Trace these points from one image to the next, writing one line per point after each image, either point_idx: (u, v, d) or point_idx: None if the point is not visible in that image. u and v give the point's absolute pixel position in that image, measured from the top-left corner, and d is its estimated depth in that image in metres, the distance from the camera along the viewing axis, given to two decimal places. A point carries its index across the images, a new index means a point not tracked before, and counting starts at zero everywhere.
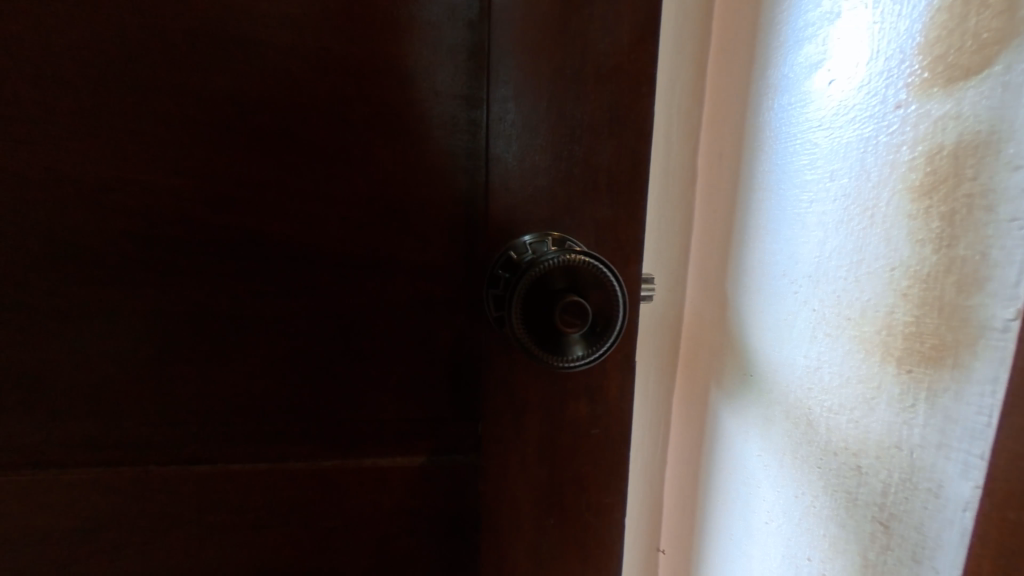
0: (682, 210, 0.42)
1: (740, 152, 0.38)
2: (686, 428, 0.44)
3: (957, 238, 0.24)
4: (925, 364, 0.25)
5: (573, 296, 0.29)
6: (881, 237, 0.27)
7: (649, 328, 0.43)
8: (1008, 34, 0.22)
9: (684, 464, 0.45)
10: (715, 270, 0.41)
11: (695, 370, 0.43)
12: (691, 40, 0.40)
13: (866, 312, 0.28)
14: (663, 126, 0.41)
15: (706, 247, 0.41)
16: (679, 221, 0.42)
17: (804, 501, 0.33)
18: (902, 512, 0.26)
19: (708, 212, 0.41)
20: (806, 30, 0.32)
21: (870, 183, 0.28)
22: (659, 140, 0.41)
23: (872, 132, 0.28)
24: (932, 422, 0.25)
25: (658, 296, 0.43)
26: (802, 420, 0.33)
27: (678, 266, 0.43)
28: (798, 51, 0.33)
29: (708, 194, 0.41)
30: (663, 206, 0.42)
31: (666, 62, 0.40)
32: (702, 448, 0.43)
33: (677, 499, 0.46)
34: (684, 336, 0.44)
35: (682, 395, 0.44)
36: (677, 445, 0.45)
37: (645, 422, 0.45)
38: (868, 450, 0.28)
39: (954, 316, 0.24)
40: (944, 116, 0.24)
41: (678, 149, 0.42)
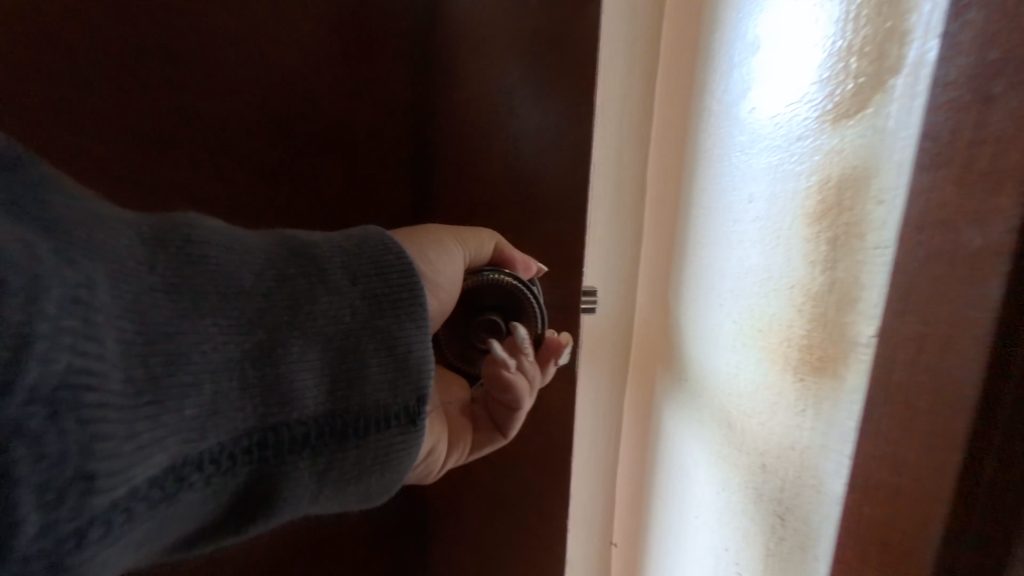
0: (633, 222, 0.44)
1: (683, 170, 0.41)
2: (635, 427, 0.47)
3: (838, 261, 0.26)
4: (813, 373, 0.28)
5: (491, 315, 0.32)
6: (785, 256, 0.30)
7: (601, 334, 0.46)
8: (881, 81, 0.24)
9: (634, 463, 0.48)
10: (661, 279, 0.43)
11: (645, 374, 0.45)
12: (641, 62, 0.42)
13: (772, 324, 0.31)
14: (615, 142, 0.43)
15: (653, 258, 0.44)
16: (630, 233, 0.44)
17: (724, 496, 0.36)
18: (795, 507, 0.29)
19: (657, 226, 0.43)
20: (735, 61, 0.35)
21: (778, 207, 0.31)
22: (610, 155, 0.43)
23: (781, 160, 0.31)
24: (817, 425, 0.27)
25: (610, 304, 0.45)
26: (724, 421, 0.36)
27: (629, 276, 0.45)
28: (727, 80, 0.36)
29: (656, 209, 0.43)
30: (614, 218, 0.44)
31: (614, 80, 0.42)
32: (649, 446, 0.46)
33: (627, 496, 0.49)
34: (636, 342, 0.46)
35: (633, 397, 0.47)
36: (628, 444, 0.48)
37: (598, 424, 0.47)
38: (771, 450, 0.31)
39: (835, 331, 0.26)
40: (832, 150, 0.27)
41: (629, 163, 0.44)
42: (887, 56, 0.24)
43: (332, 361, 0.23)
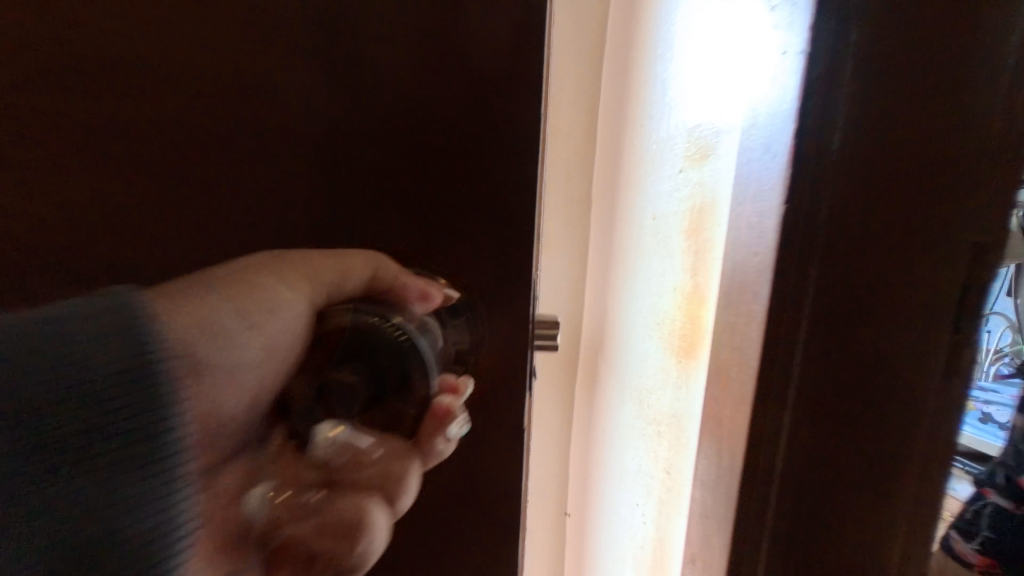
0: (579, 232, 0.50)
1: (620, 188, 0.48)
2: (584, 412, 0.53)
3: (697, 272, 0.35)
4: (684, 356, 0.36)
5: (349, 368, 0.26)
6: (671, 266, 0.38)
7: (551, 331, 0.51)
8: (717, 140, 0.34)
9: (582, 444, 0.54)
10: (602, 281, 0.50)
11: (591, 364, 0.52)
12: (585, 90, 0.48)
13: (663, 318, 0.40)
14: (563, 162, 0.48)
15: (598, 263, 0.50)
16: (577, 242, 0.50)
17: (638, 460, 0.44)
18: (674, 461, 0.37)
19: (600, 236, 0.49)
20: (655, 101, 0.43)
21: (668, 227, 0.40)
22: (558, 172, 0.48)
23: (670, 190, 0.39)
24: (685, 395, 0.36)
25: (561, 304, 0.51)
26: (637, 398, 0.44)
27: (577, 280, 0.50)
28: (652, 114, 0.43)
29: (600, 220, 0.49)
30: (563, 229, 0.49)
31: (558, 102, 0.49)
32: (593, 425, 0.53)
33: (580, 473, 0.55)
34: (585, 338, 0.52)
35: (583, 387, 0.53)
36: (577, 429, 0.54)
37: (552, 411, 0.53)
38: (662, 418, 0.39)
39: (695, 322, 0.35)
40: (697, 187, 0.36)
41: (577, 180, 0.49)
42: (723, 120, 0.33)
43: (108, 494, 0.19)
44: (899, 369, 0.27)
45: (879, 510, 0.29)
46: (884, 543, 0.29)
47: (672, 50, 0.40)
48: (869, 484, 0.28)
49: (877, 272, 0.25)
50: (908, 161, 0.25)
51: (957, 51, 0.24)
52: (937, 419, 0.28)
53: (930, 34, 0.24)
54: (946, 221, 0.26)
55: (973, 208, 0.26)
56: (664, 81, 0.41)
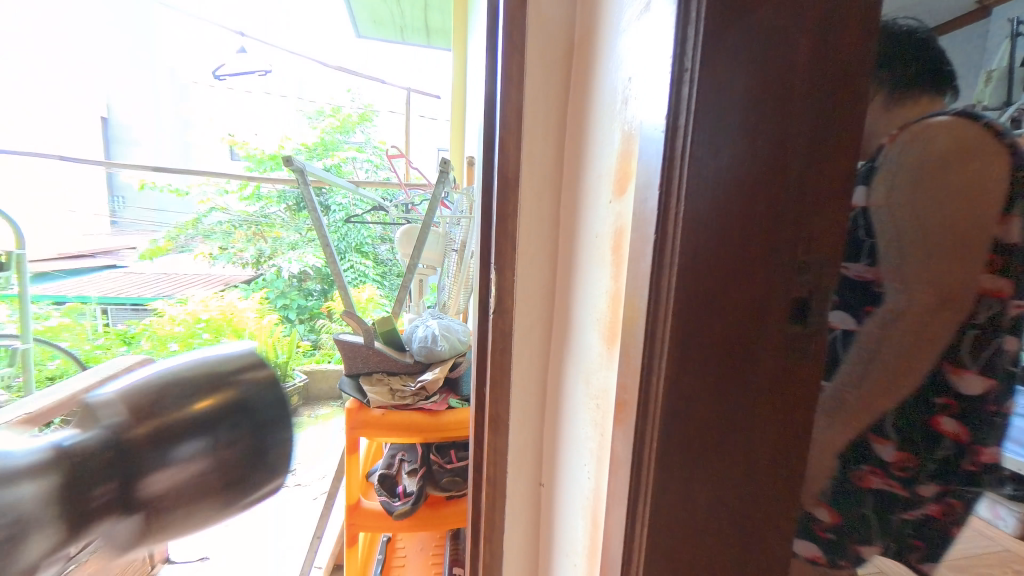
0: (546, 245, 0.67)
1: (578, 211, 0.61)
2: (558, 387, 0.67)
3: (617, 276, 0.47)
4: (609, 338, 0.48)
5: None
6: (603, 272, 0.50)
7: (528, 320, 0.68)
8: (629, 181, 0.47)
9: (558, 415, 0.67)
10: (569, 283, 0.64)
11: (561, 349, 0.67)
12: (546, 140, 0.65)
13: (598, 312, 0.51)
14: (533, 193, 0.66)
15: (566, 268, 0.65)
16: (546, 253, 0.67)
17: (585, 428, 0.54)
18: (604, 421, 0.49)
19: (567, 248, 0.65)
20: (596, 144, 0.56)
21: (601, 242, 0.52)
22: (531, 202, 0.66)
23: (603, 214, 0.52)
24: (610, 368, 0.48)
25: (535, 300, 0.68)
26: (584, 377, 0.55)
27: (546, 281, 0.68)
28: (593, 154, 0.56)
29: (566, 236, 0.65)
30: (533, 243, 0.67)
31: (538, 147, 0.65)
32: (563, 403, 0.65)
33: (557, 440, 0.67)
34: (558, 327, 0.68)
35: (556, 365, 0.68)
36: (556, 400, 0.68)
37: (529, 381, 0.70)
38: (598, 389, 0.51)
39: (615, 313, 0.47)
40: (617, 213, 0.49)
41: (544, 206, 0.66)
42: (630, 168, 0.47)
43: None
44: (750, 339, 0.39)
45: (742, 441, 0.41)
46: (746, 463, 0.41)
47: (606, 110, 0.53)
48: (733, 420, 0.40)
49: (731, 274, 0.38)
50: (752, 195, 0.37)
51: (773, 130, 0.37)
52: (774, 376, 0.40)
53: (746, 113, 0.36)
54: (773, 240, 0.38)
55: (786, 234, 0.38)
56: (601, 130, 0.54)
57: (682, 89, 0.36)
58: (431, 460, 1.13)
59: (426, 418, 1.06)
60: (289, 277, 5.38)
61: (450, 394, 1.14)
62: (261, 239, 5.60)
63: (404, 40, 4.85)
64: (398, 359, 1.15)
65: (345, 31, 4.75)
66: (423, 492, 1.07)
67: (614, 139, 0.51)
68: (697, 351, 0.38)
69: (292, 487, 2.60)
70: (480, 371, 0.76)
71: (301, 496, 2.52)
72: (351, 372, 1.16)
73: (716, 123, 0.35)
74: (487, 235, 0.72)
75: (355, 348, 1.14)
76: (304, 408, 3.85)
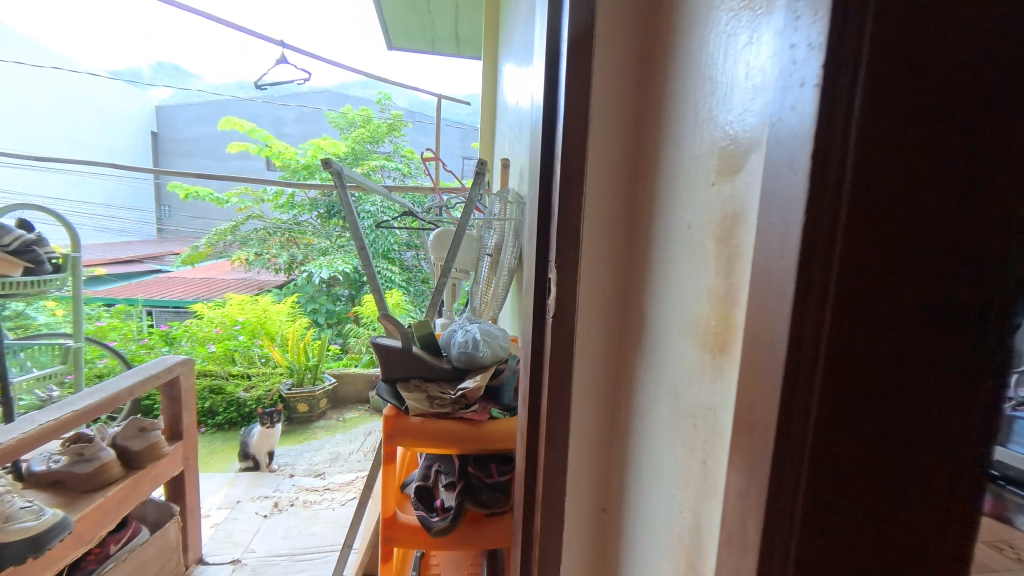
0: (607, 240, 0.61)
1: (657, 201, 0.53)
2: (629, 402, 0.59)
3: (728, 274, 0.38)
4: (717, 352, 0.39)
5: None
6: (705, 270, 0.41)
7: (589, 322, 0.62)
8: (741, 157, 0.37)
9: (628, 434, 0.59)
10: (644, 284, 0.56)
11: (631, 357, 0.59)
12: (609, 123, 0.59)
13: (696, 318, 0.42)
14: (595, 184, 0.60)
15: (640, 267, 0.57)
16: (609, 248, 0.61)
17: (675, 454, 0.46)
18: (710, 452, 0.40)
19: (642, 244, 0.57)
20: (687, 118, 0.47)
21: (700, 236, 0.42)
22: (592, 191, 0.60)
23: (702, 200, 0.42)
24: (719, 389, 0.38)
25: (596, 300, 0.62)
26: (672, 394, 0.47)
27: (607, 279, 0.61)
28: (683, 131, 0.47)
29: (641, 231, 0.57)
30: (593, 238, 0.61)
31: (602, 140, 0.59)
32: (636, 420, 0.57)
33: (626, 463, 0.60)
34: (630, 334, 0.60)
35: (626, 377, 0.60)
36: (625, 417, 0.60)
37: (588, 389, 0.64)
38: (697, 412, 0.42)
39: (725, 321, 0.38)
40: (724, 198, 0.39)
41: (607, 197, 0.60)
42: (745, 141, 0.37)
43: None
44: (937, 360, 0.29)
45: (914, 492, 0.31)
46: (926, 524, 0.31)
47: (704, 75, 0.44)
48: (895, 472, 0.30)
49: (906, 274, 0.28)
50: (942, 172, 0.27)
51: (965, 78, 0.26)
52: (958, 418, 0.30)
53: (943, 55, 0.26)
54: (981, 223, 0.27)
55: (1000, 213, 0.28)
56: (697, 101, 0.45)
57: (850, 24, 0.26)
58: (470, 474, 1.06)
59: (466, 429, 1.00)
60: (320, 282, 5.49)
61: (490, 404, 1.07)
62: (295, 244, 5.76)
63: (434, 50, 4.90)
64: (436, 365, 1.09)
65: (378, 43, 4.85)
66: (461, 508, 1.00)
67: (722, 103, 0.41)
68: (856, 381, 0.29)
69: (320, 493, 2.58)
70: (534, 383, 0.69)
71: (329, 501, 2.50)
72: (387, 377, 1.11)
73: (886, 76, 0.26)
74: (545, 232, 0.66)
75: (393, 353, 1.10)
76: (332, 412, 3.88)
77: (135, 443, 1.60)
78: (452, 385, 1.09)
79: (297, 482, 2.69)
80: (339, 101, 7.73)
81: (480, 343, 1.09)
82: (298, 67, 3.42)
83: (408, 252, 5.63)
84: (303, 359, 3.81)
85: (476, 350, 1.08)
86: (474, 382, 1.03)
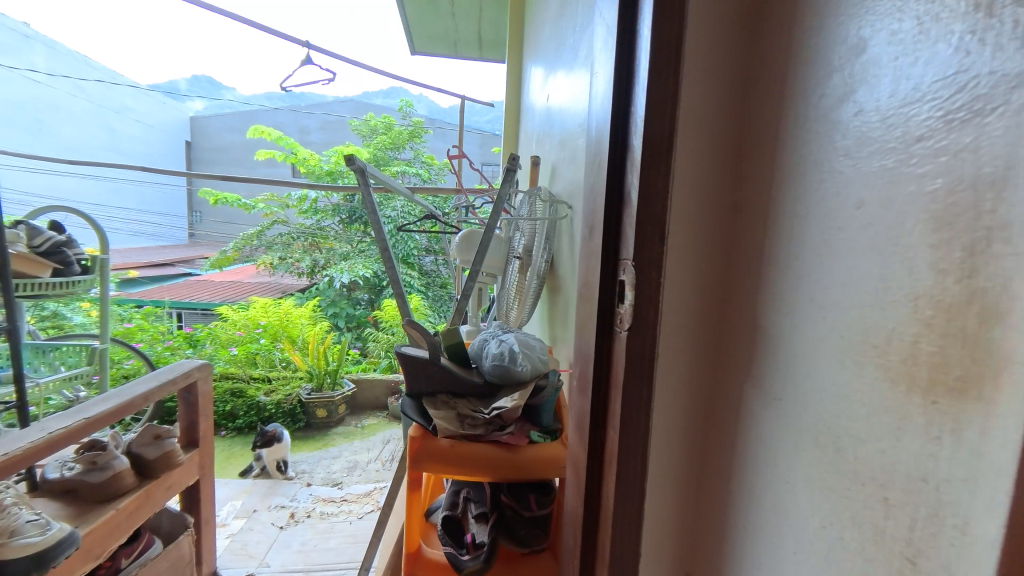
0: (699, 226, 0.47)
1: (784, 177, 0.40)
2: (727, 438, 0.46)
3: (977, 271, 0.24)
4: (951, 397, 0.25)
5: None
6: (909, 267, 0.27)
7: (673, 331, 0.49)
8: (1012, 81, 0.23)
9: (727, 479, 0.46)
10: (755, 286, 0.43)
11: (733, 381, 0.46)
12: (706, 75, 0.46)
13: (891, 338, 0.28)
14: (687, 154, 0.47)
15: (749, 264, 0.44)
16: (701, 237, 0.48)
17: (833, 531, 0.33)
18: (929, 550, 0.26)
19: (751, 235, 0.44)
20: (852, 52, 0.33)
21: (896, 214, 0.28)
22: (681, 164, 0.47)
23: (898, 160, 0.28)
24: (959, 457, 0.24)
25: (682, 303, 0.48)
26: (829, 444, 0.33)
27: (696, 277, 0.48)
28: (841, 74, 0.34)
29: (749, 217, 0.44)
30: (682, 223, 0.47)
31: (698, 104, 0.46)
32: (742, 463, 0.44)
33: (723, 515, 0.47)
34: (729, 351, 0.46)
35: (724, 405, 0.47)
36: (720, 456, 0.47)
37: (667, 416, 0.50)
38: (895, 480, 0.28)
39: (976, 349, 0.24)
40: (961, 151, 0.25)
41: (701, 171, 0.47)
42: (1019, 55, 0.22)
43: None
44: None
45: None
46: None
47: None
48: None
49: None
50: None
51: None
52: None
53: None
54: None
55: None
56: (870, 25, 0.32)
57: None
58: (504, 505, 0.93)
59: (501, 454, 0.87)
60: (341, 287, 5.49)
61: (527, 425, 0.94)
62: (318, 249, 5.81)
63: (457, 54, 4.89)
64: (467, 379, 0.97)
65: (401, 48, 4.87)
66: (495, 545, 0.87)
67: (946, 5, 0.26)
68: None
69: (338, 504, 2.49)
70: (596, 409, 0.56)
71: (346, 513, 2.40)
72: (411, 392, 1.00)
73: None
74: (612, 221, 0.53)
75: (419, 364, 0.98)
76: (351, 418, 3.80)
77: (150, 451, 1.53)
78: (483, 403, 0.96)
79: (314, 492, 2.61)
80: (362, 107, 7.83)
81: (517, 355, 0.96)
82: (322, 70, 3.42)
83: (428, 256, 5.58)
84: (323, 364, 3.76)
85: (512, 363, 0.95)
86: (510, 401, 0.90)
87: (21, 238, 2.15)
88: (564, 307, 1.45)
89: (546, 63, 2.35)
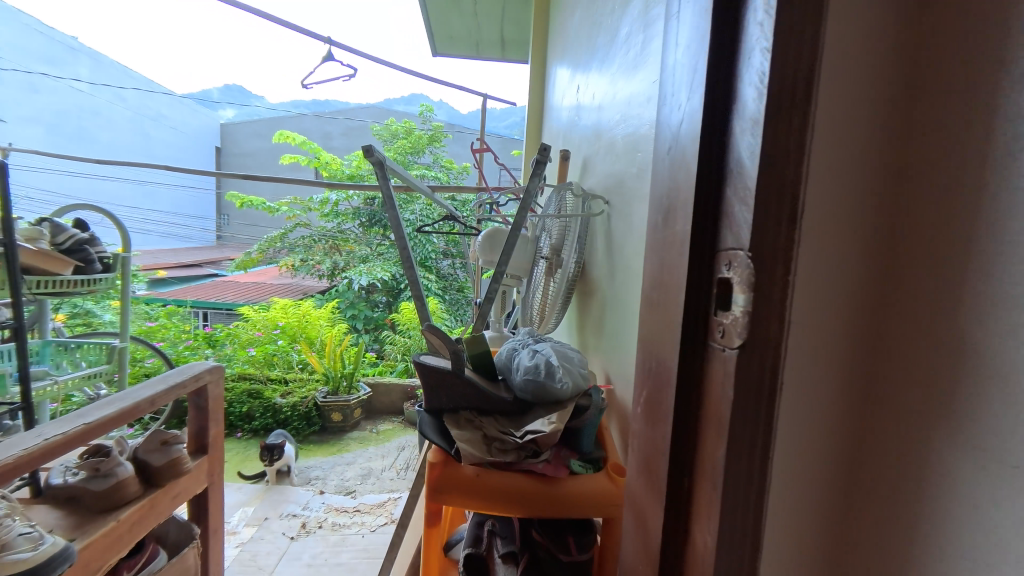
0: (848, 215, 0.35)
1: (1018, 129, 0.26)
2: (893, 506, 0.34)
3: None
4: None
5: None
6: None
7: (809, 357, 0.36)
8: None
9: (897, 565, 0.33)
10: (948, 295, 0.30)
11: (902, 427, 0.33)
12: (861, 8, 0.34)
13: None
14: (836, 118, 0.34)
15: (933, 264, 0.31)
16: (848, 228, 0.35)
17: None
18: None
19: (939, 221, 0.31)
20: None
21: None
22: (828, 130, 0.34)
23: None
24: None
25: (823, 319, 0.36)
26: None
27: (841, 282, 0.36)
28: None
29: (934, 196, 0.31)
30: (827, 211, 0.35)
31: (847, 40, 0.34)
32: (926, 548, 0.31)
33: None
34: (895, 385, 0.33)
35: (890, 459, 0.34)
36: (881, 529, 0.34)
37: (797, 469, 0.37)
38: None
39: None
40: None
41: (852, 140, 0.34)
42: None
43: None
44: None
45: None
46: None
47: None
48: None
49: None
50: None
51: None
52: None
53: None
54: None
55: None
56: None
57: None
58: (537, 544, 0.79)
59: (536, 487, 0.73)
60: (359, 289, 5.46)
61: (566, 452, 0.80)
62: (337, 252, 5.82)
63: (478, 55, 4.84)
64: (495, 394, 0.84)
65: (422, 50, 4.84)
66: None
67: None
68: None
69: (350, 514, 2.39)
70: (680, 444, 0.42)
71: (358, 525, 2.29)
72: (430, 407, 0.87)
73: None
74: (707, 198, 0.40)
75: (440, 376, 0.85)
76: (366, 422, 3.72)
77: (156, 457, 1.45)
78: (514, 423, 0.83)
79: (327, 501, 2.51)
80: (383, 111, 7.87)
81: (555, 370, 0.82)
82: (344, 69, 3.39)
83: (446, 259, 5.50)
84: (339, 367, 3.70)
85: (549, 378, 0.81)
86: (548, 425, 0.76)
87: (44, 235, 2.15)
88: (598, 313, 1.30)
89: (574, 56, 2.22)
